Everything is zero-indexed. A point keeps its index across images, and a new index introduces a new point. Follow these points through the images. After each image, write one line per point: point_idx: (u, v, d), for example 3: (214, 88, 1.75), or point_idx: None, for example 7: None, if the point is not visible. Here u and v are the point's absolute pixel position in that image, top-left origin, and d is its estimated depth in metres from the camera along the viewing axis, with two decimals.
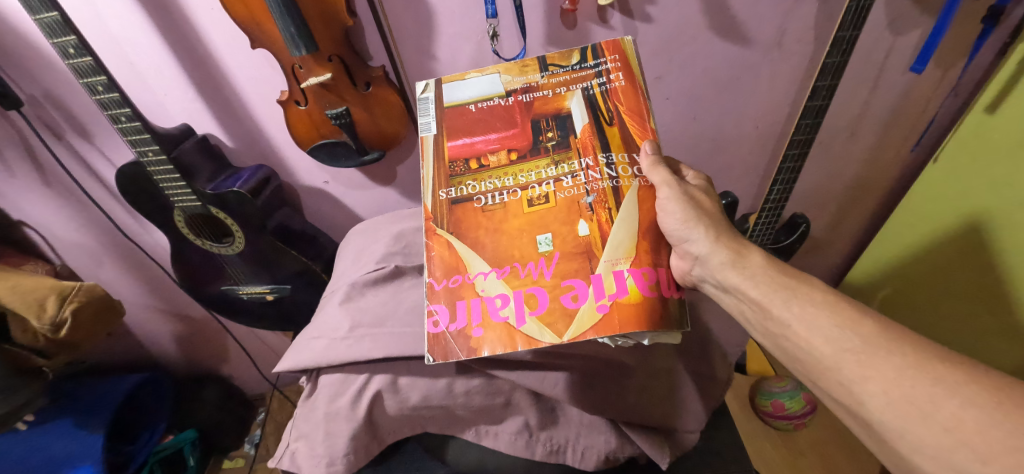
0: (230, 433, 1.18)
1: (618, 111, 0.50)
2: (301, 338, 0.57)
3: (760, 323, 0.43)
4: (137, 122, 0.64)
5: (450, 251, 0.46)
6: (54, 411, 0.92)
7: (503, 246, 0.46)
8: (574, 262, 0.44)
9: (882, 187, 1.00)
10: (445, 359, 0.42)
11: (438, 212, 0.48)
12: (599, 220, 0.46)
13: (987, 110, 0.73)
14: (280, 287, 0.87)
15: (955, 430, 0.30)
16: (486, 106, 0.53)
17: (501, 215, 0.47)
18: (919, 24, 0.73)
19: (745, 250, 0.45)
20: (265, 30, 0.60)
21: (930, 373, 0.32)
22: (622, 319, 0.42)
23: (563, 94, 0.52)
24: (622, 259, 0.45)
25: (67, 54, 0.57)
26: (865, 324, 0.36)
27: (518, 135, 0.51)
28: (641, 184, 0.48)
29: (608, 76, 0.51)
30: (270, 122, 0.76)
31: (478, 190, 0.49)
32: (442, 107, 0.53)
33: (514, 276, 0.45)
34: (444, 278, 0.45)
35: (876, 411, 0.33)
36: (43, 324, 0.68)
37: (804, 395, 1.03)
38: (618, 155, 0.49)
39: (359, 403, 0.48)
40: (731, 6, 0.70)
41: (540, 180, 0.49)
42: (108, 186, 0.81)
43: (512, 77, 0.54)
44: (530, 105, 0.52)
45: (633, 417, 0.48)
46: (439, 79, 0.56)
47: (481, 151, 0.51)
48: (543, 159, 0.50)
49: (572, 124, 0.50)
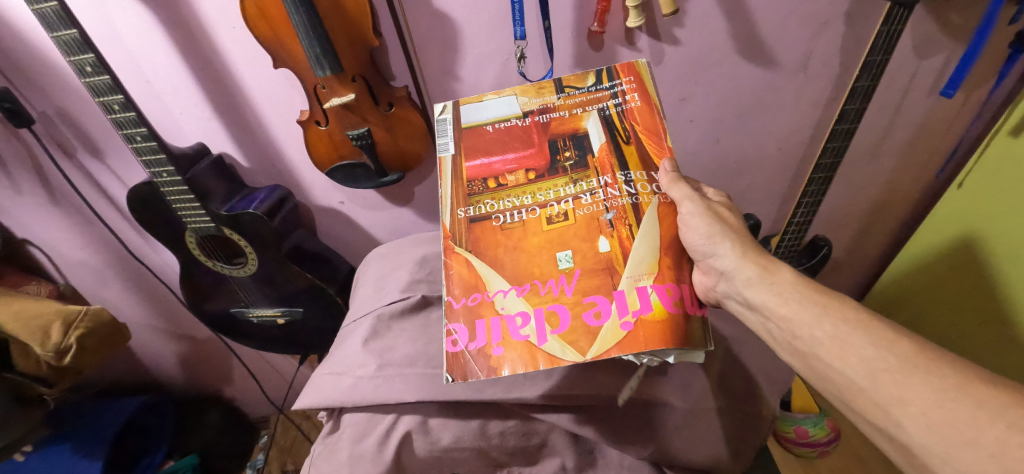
0: (232, 458, 1.15)
1: (635, 130, 0.48)
2: (320, 372, 0.54)
3: (786, 341, 0.40)
4: (153, 142, 0.62)
5: (469, 270, 0.43)
6: (53, 438, 0.88)
7: (523, 263, 0.43)
8: (595, 279, 0.41)
9: (903, 210, 0.98)
10: (464, 380, 0.38)
11: (456, 232, 0.46)
12: (620, 236, 0.43)
13: (1011, 133, 0.72)
14: (291, 310, 0.85)
15: (1002, 456, 0.27)
16: (503, 127, 0.51)
17: (520, 233, 0.45)
18: (946, 48, 0.72)
19: (773, 265, 0.43)
20: (288, 49, 0.59)
21: (973, 396, 0.30)
22: (646, 335, 0.38)
23: (579, 115, 0.50)
24: (644, 275, 0.41)
25: (84, 72, 0.55)
26: (901, 342, 0.34)
27: (535, 155, 0.49)
28: (661, 201, 0.46)
29: (624, 96, 0.50)
30: (288, 142, 0.74)
31: (496, 208, 0.47)
32: (459, 128, 0.52)
33: (534, 293, 0.42)
34: (463, 297, 0.42)
35: (916, 434, 0.31)
36: (47, 351, 0.65)
37: (828, 422, 1.00)
38: (637, 173, 0.47)
39: (387, 444, 0.45)
40: (759, 30, 0.69)
41: (558, 197, 0.46)
42: (117, 204, 0.79)
43: (528, 99, 0.53)
44: (547, 126, 0.50)
45: (676, 459, 0.46)
46: (456, 101, 0.54)
47: (499, 171, 0.49)
48: (561, 178, 0.48)
49: (589, 143, 0.49)
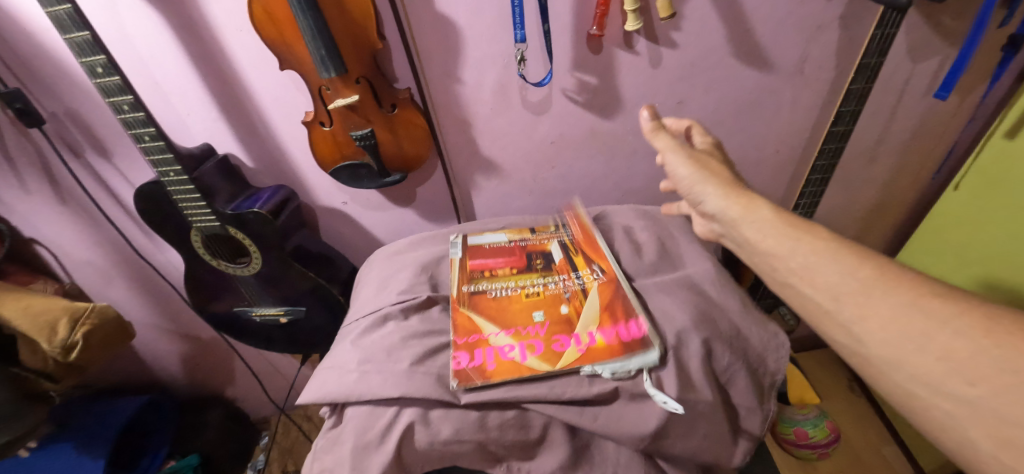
0: (234, 459, 1.15)
1: (580, 249, 0.67)
2: (324, 367, 0.55)
3: (770, 273, 0.42)
4: (160, 142, 0.64)
5: (470, 320, 0.55)
6: (57, 435, 0.88)
7: (509, 317, 0.55)
8: (560, 326, 0.54)
9: (899, 211, 0.99)
10: (468, 387, 0.47)
11: (461, 298, 0.58)
12: (575, 303, 0.57)
13: (1006, 135, 0.73)
14: (294, 309, 0.86)
15: (947, 356, 0.29)
16: (497, 247, 0.68)
17: (507, 302, 0.58)
18: (940, 52, 0.74)
19: (755, 202, 0.43)
20: (294, 52, 0.60)
21: (924, 309, 0.32)
22: (596, 353, 0.50)
23: (545, 242, 0.69)
24: (591, 324, 0.54)
25: (95, 73, 0.57)
26: (864, 267, 0.35)
27: (517, 260, 0.65)
28: (601, 281, 0.60)
29: (571, 233, 0.71)
30: (293, 142, 0.76)
31: (490, 286, 0.61)
32: (465, 245, 0.68)
33: (519, 333, 0.53)
34: (464, 336, 0.53)
35: (873, 348, 0.33)
36: (54, 347, 0.66)
37: (827, 424, 1.01)
38: (585, 271, 0.62)
39: (388, 436, 0.46)
40: (756, 33, 0.70)
41: (533, 283, 0.61)
42: (124, 203, 0.80)
43: (514, 234, 0.71)
44: (526, 247, 0.68)
45: (676, 454, 0.46)
46: (466, 232, 0.72)
47: (492, 267, 0.64)
48: (535, 275, 0.62)
49: (553, 258, 0.66)
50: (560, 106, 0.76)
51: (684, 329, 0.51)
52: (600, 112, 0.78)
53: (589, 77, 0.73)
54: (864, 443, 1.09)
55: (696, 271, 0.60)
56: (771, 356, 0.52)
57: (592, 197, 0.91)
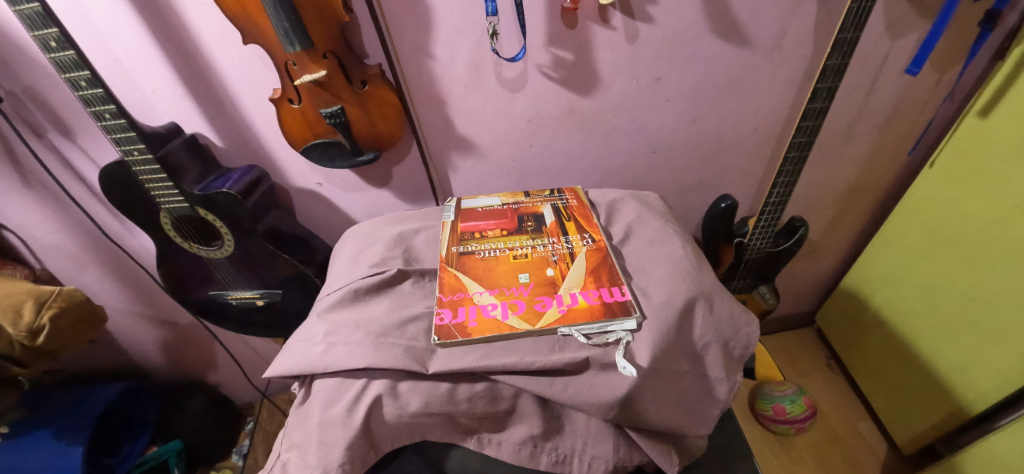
0: (218, 445, 1.16)
1: (572, 215, 0.66)
2: (292, 341, 0.53)
3: None
4: (122, 120, 0.62)
5: (456, 279, 0.56)
6: (28, 422, 0.87)
7: (495, 276, 0.56)
8: (544, 288, 0.54)
9: (876, 190, 1.00)
10: (447, 341, 0.48)
11: (449, 259, 0.59)
12: (561, 266, 0.57)
13: (980, 114, 0.73)
14: (270, 292, 0.85)
15: None
16: (488, 209, 0.68)
17: (494, 262, 0.58)
18: (918, 28, 0.73)
19: None
20: (256, 25, 0.58)
21: None
22: (577, 315, 0.50)
23: (538, 205, 0.68)
24: (575, 286, 0.54)
25: (49, 47, 0.54)
26: None
27: (508, 222, 0.65)
28: (590, 247, 0.60)
29: (566, 198, 0.70)
30: (262, 121, 0.74)
31: (479, 247, 0.61)
32: (459, 208, 0.69)
33: (503, 293, 0.54)
34: (449, 294, 0.54)
35: None
36: (19, 331, 0.65)
37: (805, 400, 1.03)
38: (575, 236, 0.62)
39: (356, 409, 0.45)
40: (733, 8, 0.69)
41: (522, 245, 0.61)
42: (91, 185, 0.78)
43: (507, 198, 0.71)
44: (518, 209, 0.68)
45: (643, 425, 0.46)
46: (459, 198, 0.71)
47: (482, 228, 0.64)
48: (524, 236, 0.62)
49: (545, 220, 0.65)
50: (536, 84, 0.75)
51: (652, 302, 0.52)
52: (577, 89, 0.77)
53: (564, 54, 0.72)
54: (841, 418, 1.12)
55: (668, 245, 0.59)
56: (741, 329, 0.52)
57: (570, 177, 0.90)
